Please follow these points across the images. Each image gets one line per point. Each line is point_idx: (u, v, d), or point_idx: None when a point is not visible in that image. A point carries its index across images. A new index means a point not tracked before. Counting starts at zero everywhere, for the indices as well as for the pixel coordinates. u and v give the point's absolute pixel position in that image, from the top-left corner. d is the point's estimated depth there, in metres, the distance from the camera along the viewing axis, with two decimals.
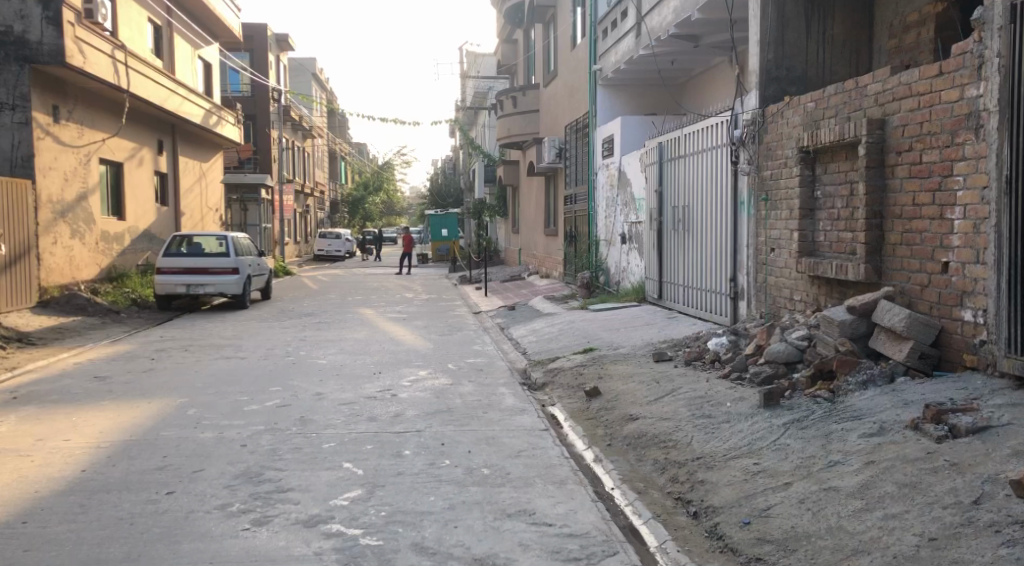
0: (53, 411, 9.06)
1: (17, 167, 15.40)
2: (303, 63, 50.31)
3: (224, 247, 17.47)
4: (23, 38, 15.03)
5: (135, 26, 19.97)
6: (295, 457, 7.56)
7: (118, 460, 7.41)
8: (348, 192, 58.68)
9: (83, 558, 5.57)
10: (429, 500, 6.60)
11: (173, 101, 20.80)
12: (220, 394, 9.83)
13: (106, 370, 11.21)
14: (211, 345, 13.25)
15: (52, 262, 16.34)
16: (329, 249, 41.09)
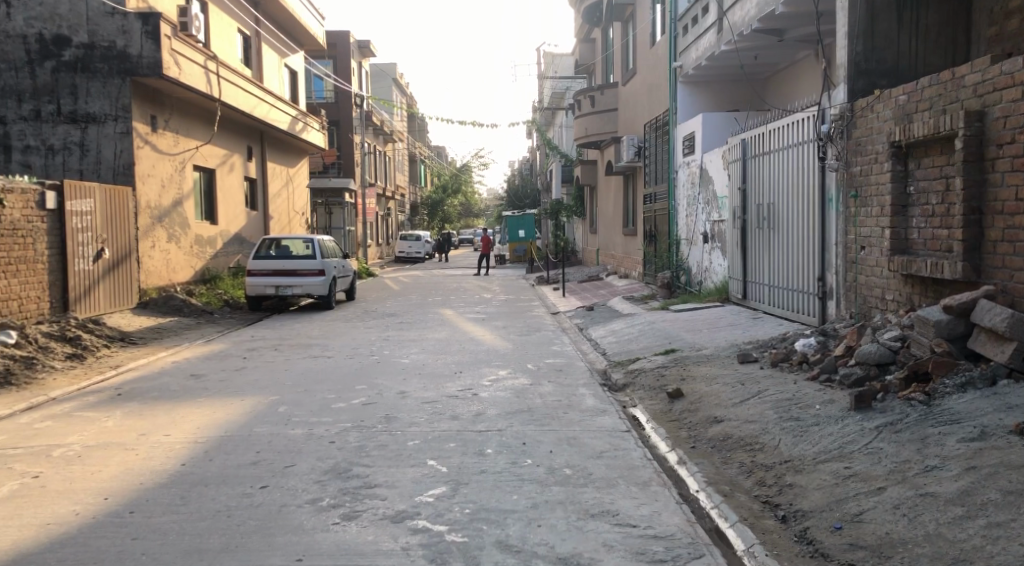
0: (154, 407, 9.45)
1: (120, 175, 16.10)
2: (384, 68, 51.17)
3: (311, 249, 17.84)
4: (124, 52, 15.71)
5: (225, 36, 20.62)
6: (381, 454, 7.73)
7: (215, 455, 7.69)
8: (427, 195, 59.35)
9: (185, 548, 5.80)
10: (513, 498, 6.67)
11: (262, 108, 21.41)
12: (308, 392, 10.10)
13: (201, 369, 11.60)
14: (299, 345, 13.60)
15: (150, 265, 16.97)
16: (409, 250, 41.68)
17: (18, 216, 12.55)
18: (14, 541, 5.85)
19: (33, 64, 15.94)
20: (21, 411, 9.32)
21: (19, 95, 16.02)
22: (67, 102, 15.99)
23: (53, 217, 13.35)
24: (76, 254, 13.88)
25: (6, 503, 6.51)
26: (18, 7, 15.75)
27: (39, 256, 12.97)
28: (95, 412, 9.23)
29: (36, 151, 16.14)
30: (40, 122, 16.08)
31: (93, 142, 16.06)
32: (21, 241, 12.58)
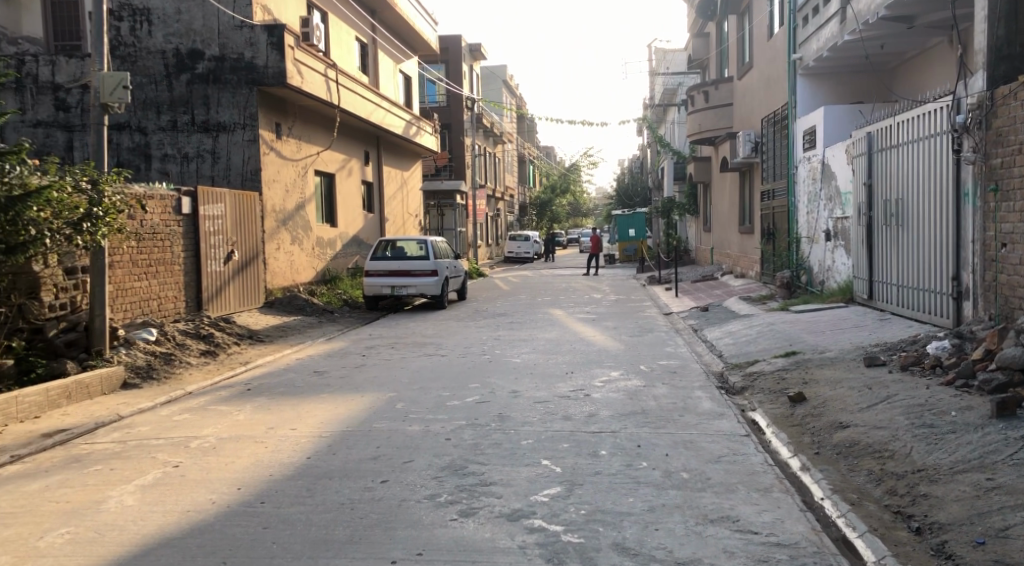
0: (281, 402, 9.81)
1: (248, 181, 16.76)
2: (495, 70, 51.69)
3: (424, 250, 18.14)
4: (252, 63, 16.40)
5: (344, 44, 21.23)
6: (496, 452, 7.80)
7: (338, 449, 7.92)
8: (536, 195, 59.51)
9: (312, 539, 5.99)
10: (629, 501, 6.63)
11: (378, 114, 21.93)
12: (424, 390, 10.28)
13: (323, 366, 11.98)
14: (414, 343, 13.88)
15: (276, 266, 17.60)
16: (518, 250, 41.92)
17: (157, 221, 13.22)
18: (158, 526, 6.17)
19: (170, 78, 16.80)
20: (162, 403, 9.83)
21: (158, 106, 16.89)
22: (200, 113, 16.76)
23: (188, 221, 14.00)
24: (208, 255, 14.52)
25: (150, 490, 6.87)
26: (158, 24, 16.64)
27: (176, 257, 13.62)
28: (227, 405, 9.64)
29: (172, 159, 17.00)
30: (177, 132, 16.92)
31: (224, 150, 16.79)
32: (160, 244, 13.24)
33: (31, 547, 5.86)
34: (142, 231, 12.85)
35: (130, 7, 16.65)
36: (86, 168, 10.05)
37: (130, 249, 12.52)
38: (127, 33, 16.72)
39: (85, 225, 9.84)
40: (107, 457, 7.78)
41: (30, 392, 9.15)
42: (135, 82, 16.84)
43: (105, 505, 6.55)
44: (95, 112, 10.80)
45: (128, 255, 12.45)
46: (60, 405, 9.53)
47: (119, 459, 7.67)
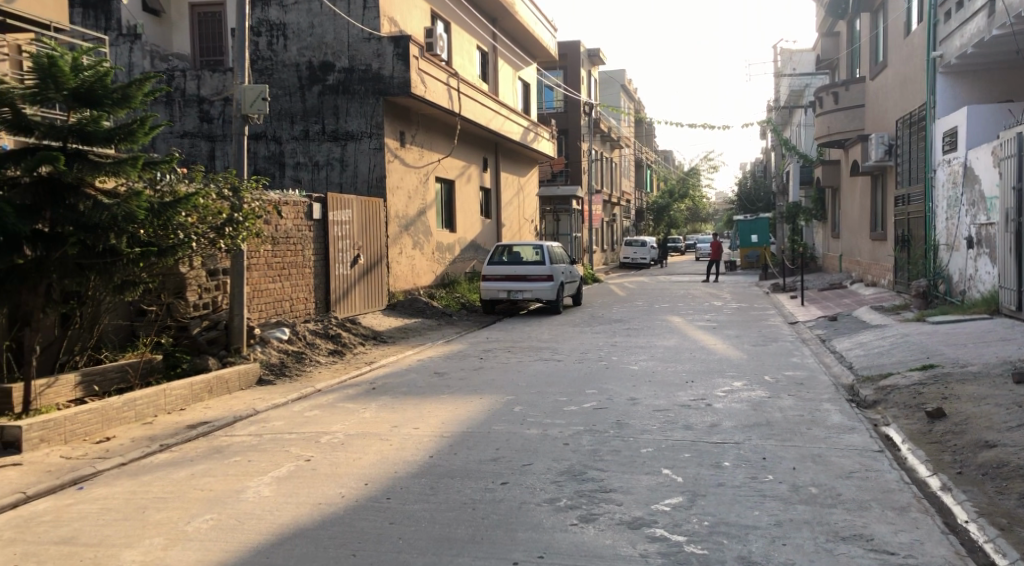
0: (404, 401, 10.00)
1: (373, 188, 17.19)
2: (613, 74, 51.51)
3: (540, 256, 18.18)
4: (378, 73, 16.87)
5: (466, 52, 21.58)
6: (615, 459, 7.73)
7: (458, 449, 8.01)
8: (654, 200, 58.69)
9: (436, 536, 6.07)
10: (754, 514, 6.45)
11: (497, 121, 22.15)
12: (542, 394, 10.29)
13: (443, 367, 12.16)
14: (532, 348, 13.91)
15: (398, 270, 18.00)
16: (634, 256, 41.43)
17: (291, 226, 13.72)
18: (292, 517, 6.38)
19: (303, 89, 17.45)
20: (294, 399, 10.20)
21: (292, 117, 17.55)
22: (330, 122, 17.30)
23: (318, 226, 14.44)
24: (336, 259, 14.95)
25: (285, 482, 7.11)
26: (293, 39, 17.37)
27: (307, 261, 14.09)
28: (353, 403, 9.90)
29: (304, 167, 17.60)
30: (309, 141, 17.51)
31: (352, 158, 17.29)
32: (293, 248, 13.74)
33: (180, 531, 6.14)
34: (277, 236, 13.35)
35: (268, 23, 17.42)
36: (229, 177, 10.75)
37: (267, 253, 13.06)
38: (265, 48, 17.53)
39: (228, 229, 10.36)
40: (245, 449, 8.10)
41: (178, 386, 9.63)
42: (272, 94, 17.58)
43: (245, 495, 6.81)
44: (237, 123, 11.32)
45: (264, 258, 12.96)
46: (203, 399, 10.00)
47: (256, 452, 7.97)
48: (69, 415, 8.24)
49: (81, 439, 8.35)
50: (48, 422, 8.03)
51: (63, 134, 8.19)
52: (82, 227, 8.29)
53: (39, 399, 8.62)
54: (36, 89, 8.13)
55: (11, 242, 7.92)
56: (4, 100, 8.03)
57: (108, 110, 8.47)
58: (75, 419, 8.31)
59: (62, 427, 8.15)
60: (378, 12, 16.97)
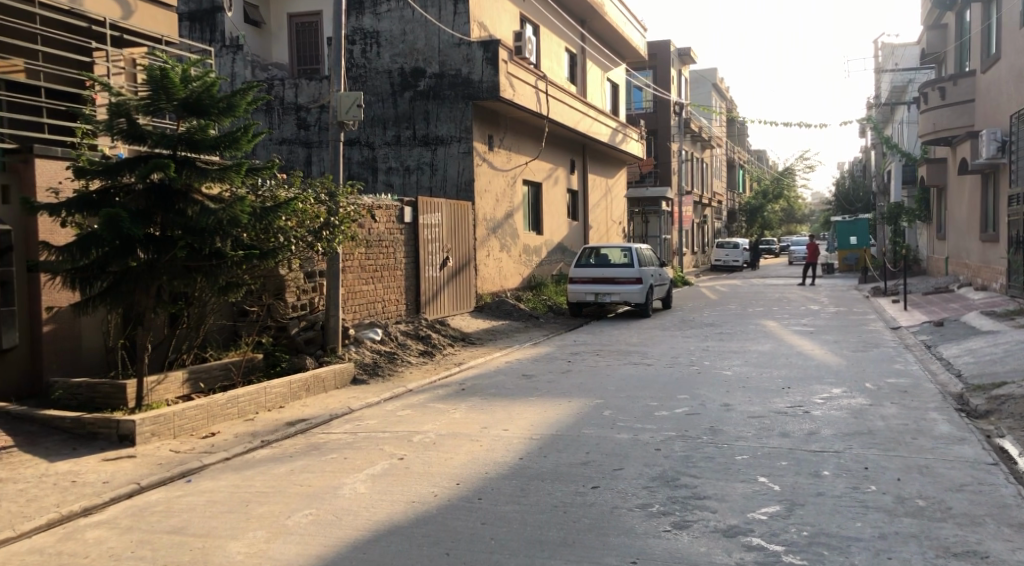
0: (493, 403, 9.94)
1: (462, 191, 17.24)
2: (704, 73, 50.68)
3: (628, 258, 17.92)
4: (468, 78, 16.93)
5: (554, 56, 21.50)
6: (709, 466, 7.50)
7: (548, 452, 7.91)
8: (746, 201, 57.49)
9: (527, 538, 5.97)
10: (858, 525, 6.15)
11: (586, 123, 21.99)
12: (632, 399, 10.10)
13: (531, 370, 12.06)
14: (620, 351, 13.71)
15: (485, 273, 18.01)
16: (726, 259, 40.59)
17: (383, 229, 13.85)
18: (385, 514, 6.37)
19: (395, 95, 17.63)
20: (387, 399, 10.27)
21: (384, 122, 17.75)
22: (420, 127, 17.44)
23: (409, 229, 14.57)
24: (426, 261, 15.04)
25: (378, 479, 7.13)
26: (386, 45, 17.59)
27: (399, 263, 14.21)
28: (443, 404, 9.90)
29: (396, 171, 17.76)
30: (400, 146, 17.67)
31: (441, 161, 17.38)
32: (385, 251, 13.87)
33: (279, 524, 6.20)
34: (371, 238, 13.50)
35: (362, 31, 17.75)
36: (325, 182, 10.93)
37: (361, 256, 13.21)
38: (359, 55, 17.82)
39: (325, 233, 10.56)
40: (340, 447, 8.17)
41: (276, 384, 9.79)
42: (366, 100, 17.84)
43: (341, 491, 6.85)
44: (333, 130, 11.47)
45: (358, 260, 13.13)
46: (301, 397, 10.16)
47: (351, 450, 8.03)
48: (178, 411, 8.45)
49: (188, 434, 8.55)
50: (158, 417, 8.24)
51: (174, 143, 8.43)
52: (189, 231, 8.51)
53: (151, 394, 8.86)
54: (149, 100, 8.43)
55: (126, 245, 8.19)
56: (120, 110, 8.35)
57: (214, 118, 8.68)
58: (182, 415, 8.51)
59: (171, 423, 8.36)
60: (468, 17, 17.05)
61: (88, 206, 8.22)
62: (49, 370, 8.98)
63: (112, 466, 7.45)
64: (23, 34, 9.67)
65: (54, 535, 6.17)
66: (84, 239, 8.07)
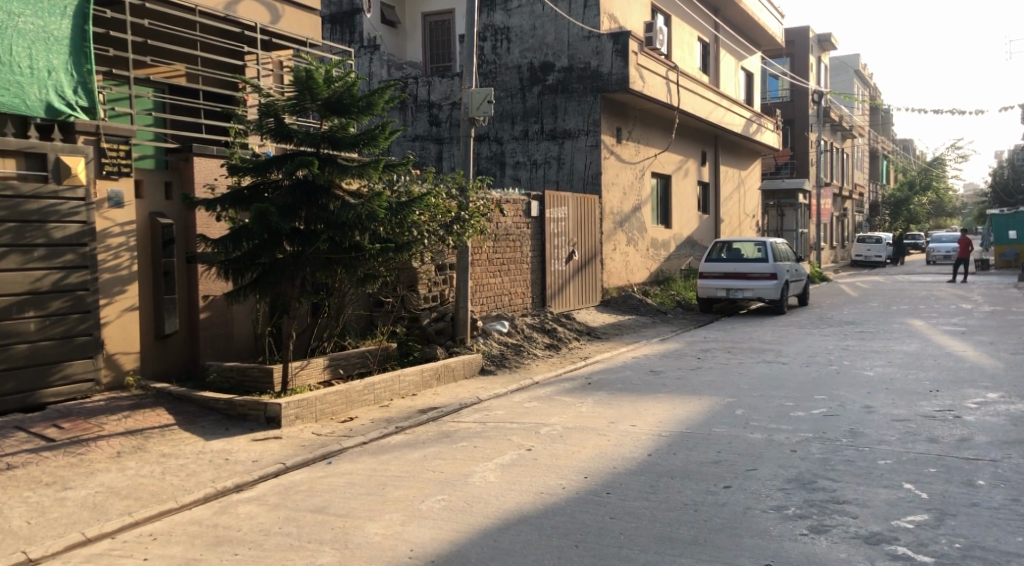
0: (621, 398, 9.98)
1: (589, 184, 17.27)
2: (846, 60, 48.85)
3: (762, 253, 17.54)
4: (598, 71, 16.91)
5: (685, 46, 21.22)
6: (848, 469, 7.31)
7: (678, 449, 7.89)
8: (891, 193, 55.00)
9: (658, 534, 5.99)
10: (1016, 540, 5.88)
11: (718, 113, 21.60)
12: (765, 397, 9.93)
13: (659, 366, 12.00)
14: (754, 349, 13.46)
15: (612, 267, 18.02)
16: (868, 254, 39.02)
17: (510, 223, 14.08)
18: (517, 504, 6.52)
19: (524, 90, 17.86)
20: (514, 390, 10.46)
21: (513, 117, 18.01)
22: (549, 121, 17.60)
23: (536, 223, 14.75)
24: (553, 255, 15.19)
25: (509, 469, 7.30)
26: (516, 41, 17.82)
27: (526, 257, 14.41)
28: (571, 397, 10.00)
29: (524, 166, 17.98)
30: (529, 141, 17.89)
31: (569, 155, 17.48)
32: (512, 244, 14.09)
33: (415, 509, 6.45)
34: (498, 233, 13.73)
35: (492, 27, 18.02)
36: (456, 177, 11.25)
37: (489, 250, 13.49)
38: (490, 52, 18.12)
39: (455, 226, 10.85)
40: (471, 435, 8.40)
41: (410, 372, 10.13)
42: (495, 96, 18.15)
43: (473, 479, 7.05)
44: (465, 126, 11.72)
45: (486, 254, 13.39)
46: (432, 386, 10.47)
47: (481, 439, 8.24)
48: (320, 396, 8.88)
49: (329, 417, 8.97)
50: (302, 401, 8.69)
51: (318, 141, 8.86)
52: (332, 225, 8.88)
53: (295, 379, 9.33)
54: (295, 100, 8.86)
55: (274, 238, 8.65)
56: (269, 110, 8.83)
57: (354, 117, 9.04)
58: (324, 400, 8.95)
59: (313, 406, 8.80)
60: (598, 9, 17.02)
61: (239, 201, 8.73)
62: (205, 354, 9.60)
63: (261, 446, 7.91)
64: (183, 41, 10.34)
65: (211, 507, 6.61)
66: (237, 232, 8.59)
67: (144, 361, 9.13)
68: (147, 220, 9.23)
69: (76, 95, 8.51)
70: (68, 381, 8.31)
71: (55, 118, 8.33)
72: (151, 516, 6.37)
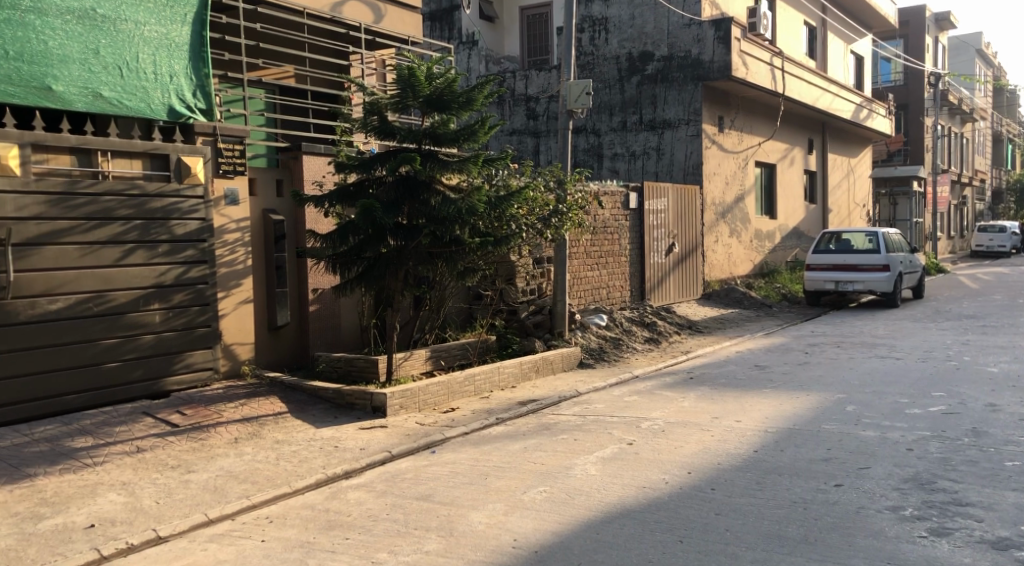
0: (724, 393, 9.89)
1: (689, 175, 17.08)
2: (966, 39, 46.71)
3: (873, 243, 17.03)
4: (698, 59, 16.68)
5: (791, 30, 20.73)
6: (970, 470, 7.08)
7: (786, 446, 7.78)
8: (1016, 179, 52.34)
9: (766, 533, 5.94)
10: None
11: (826, 99, 21.01)
12: (878, 394, 9.67)
13: (765, 361, 11.81)
14: (866, 343, 13.09)
15: (714, 259, 17.79)
16: (991, 244, 37.27)
17: (609, 216, 14.09)
18: (623, 497, 6.56)
19: (623, 81, 17.79)
20: (613, 384, 10.48)
21: (611, 109, 17.98)
22: (648, 112, 17.50)
23: (635, 215, 14.70)
24: (652, 248, 15.11)
25: (610, 462, 7.35)
26: (614, 32, 17.77)
27: (624, 249, 14.38)
28: (673, 392, 9.97)
29: (622, 158, 17.91)
30: (627, 132, 17.81)
31: (668, 146, 17.34)
32: (610, 237, 14.08)
33: (518, 499, 6.57)
34: (596, 225, 13.74)
35: (590, 19, 18.02)
36: (554, 170, 11.34)
37: (588, 243, 13.52)
38: (588, 43, 18.15)
39: (554, 219, 10.92)
40: (571, 428, 8.47)
41: (509, 364, 10.27)
42: (594, 88, 18.14)
43: (575, 472, 7.13)
44: (563, 118, 11.78)
45: (585, 247, 13.43)
46: (531, 378, 10.60)
47: (582, 432, 8.31)
48: (423, 386, 9.11)
49: (431, 408, 9.19)
50: (406, 391, 8.92)
51: (420, 137, 9.05)
52: (433, 219, 9.04)
53: (399, 370, 9.58)
54: (398, 98, 9.08)
55: (378, 234, 8.90)
56: (374, 109, 9.06)
57: (454, 113, 9.20)
58: (427, 390, 9.16)
59: (416, 396, 9.03)
60: None
61: (345, 198, 9.01)
62: (314, 345, 9.96)
63: (368, 434, 8.17)
64: (292, 44, 10.70)
65: (323, 493, 6.87)
66: (344, 228, 8.86)
67: (259, 351, 9.53)
68: (260, 216, 9.62)
69: (195, 98, 8.92)
70: (190, 369, 8.75)
71: (177, 120, 8.75)
72: (267, 499, 6.67)
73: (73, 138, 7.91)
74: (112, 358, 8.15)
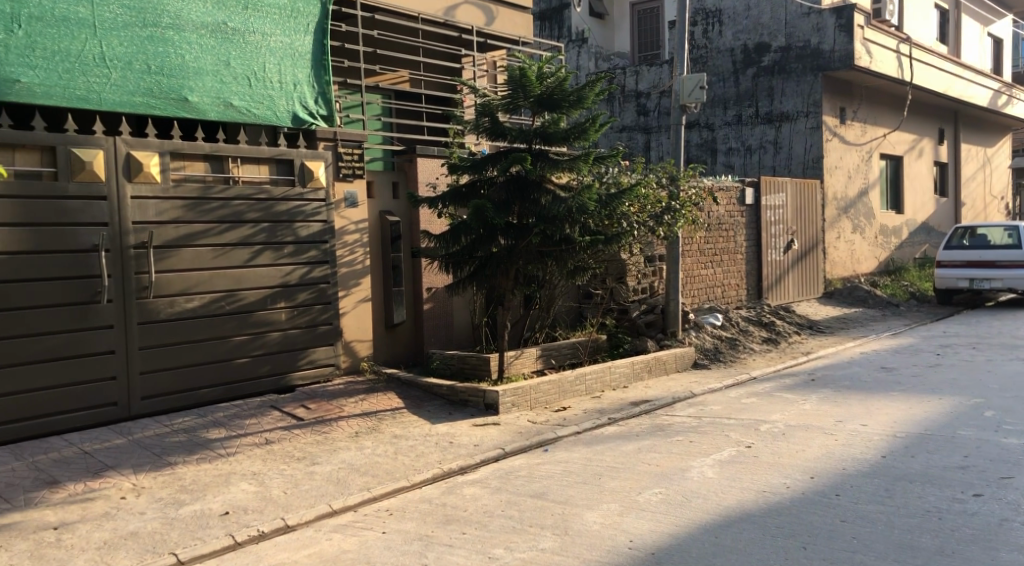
0: (847, 395, 9.61)
1: (809, 168, 16.63)
2: None
3: (1013, 238, 16.01)
4: (818, 48, 16.20)
5: (919, 14, 19.88)
6: None
7: (916, 452, 7.49)
8: None
9: (897, 542, 5.75)
10: None
11: (959, 86, 20.03)
12: (1019, 399, 9.17)
13: (892, 362, 11.38)
14: (1004, 345, 12.43)
15: (836, 256, 17.25)
16: None
17: (724, 212, 13.88)
18: (745, 502, 6.47)
19: (737, 73, 17.44)
20: (729, 385, 10.32)
21: (726, 103, 17.68)
22: (764, 104, 17.12)
23: (751, 212, 14.43)
24: (769, 245, 14.78)
25: (729, 465, 7.26)
26: (729, 24, 17.44)
27: (740, 246, 14.13)
28: (794, 394, 9.75)
29: (737, 152, 17.60)
30: (742, 125, 17.48)
31: (786, 139, 16.93)
32: (725, 234, 13.86)
33: (634, 500, 6.58)
34: (711, 222, 13.57)
35: (704, 11, 17.76)
36: (666, 167, 11.23)
37: (702, 240, 13.36)
38: (701, 36, 17.90)
39: (666, 216, 10.82)
40: (687, 429, 8.40)
41: (620, 363, 10.26)
42: (708, 82, 17.86)
43: (692, 474, 7.07)
44: (676, 113, 11.66)
45: (699, 245, 13.27)
46: (644, 378, 10.55)
47: (698, 434, 8.22)
48: (535, 384, 9.21)
49: (543, 406, 9.28)
50: (518, 388, 9.04)
51: (531, 137, 9.14)
52: (544, 218, 9.11)
53: (510, 367, 9.72)
54: (510, 98, 9.20)
55: (489, 233, 9.04)
56: (485, 110, 9.20)
57: (564, 111, 9.24)
58: (539, 388, 9.26)
59: (528, 394, 9.14)
60: None
61: (459, 199, 9.20)
62: (430, 343, 10.21)
63: (482, 431, 8.32)
64: (407, 48, 10.97)
65: (441, 487, 7.05)
66: (456, 228, 9.05)
67: (377, 348, 9.84)
68: (378, 218, 9.91)
69: (317, 104, 9.30)
70: (313, 365, 9.11)
71: (301, 127, 9.14)
72: (388, 493, 6.89)
73: (207, 146, 8.36)
74: (243, 354, 8.57)
